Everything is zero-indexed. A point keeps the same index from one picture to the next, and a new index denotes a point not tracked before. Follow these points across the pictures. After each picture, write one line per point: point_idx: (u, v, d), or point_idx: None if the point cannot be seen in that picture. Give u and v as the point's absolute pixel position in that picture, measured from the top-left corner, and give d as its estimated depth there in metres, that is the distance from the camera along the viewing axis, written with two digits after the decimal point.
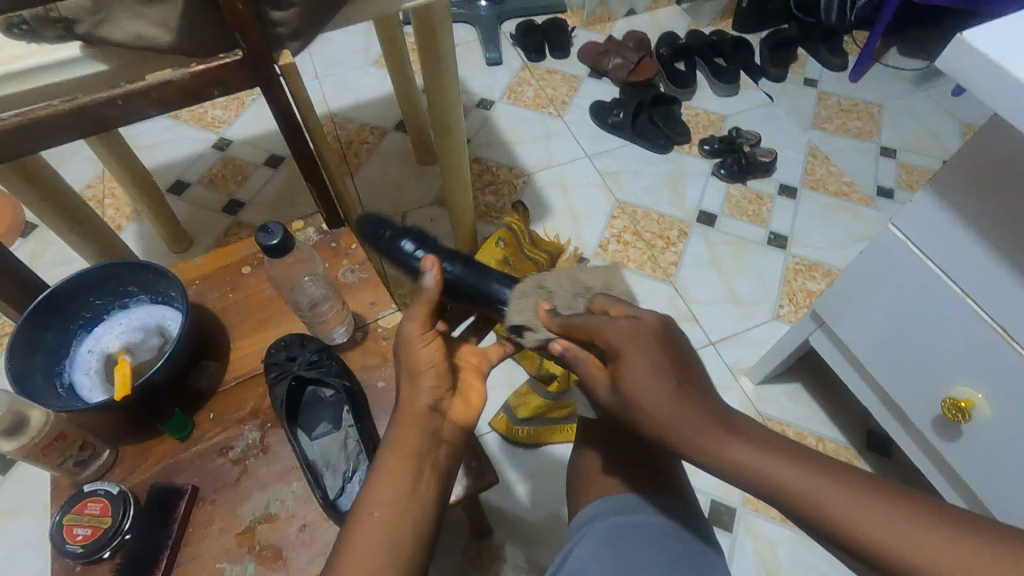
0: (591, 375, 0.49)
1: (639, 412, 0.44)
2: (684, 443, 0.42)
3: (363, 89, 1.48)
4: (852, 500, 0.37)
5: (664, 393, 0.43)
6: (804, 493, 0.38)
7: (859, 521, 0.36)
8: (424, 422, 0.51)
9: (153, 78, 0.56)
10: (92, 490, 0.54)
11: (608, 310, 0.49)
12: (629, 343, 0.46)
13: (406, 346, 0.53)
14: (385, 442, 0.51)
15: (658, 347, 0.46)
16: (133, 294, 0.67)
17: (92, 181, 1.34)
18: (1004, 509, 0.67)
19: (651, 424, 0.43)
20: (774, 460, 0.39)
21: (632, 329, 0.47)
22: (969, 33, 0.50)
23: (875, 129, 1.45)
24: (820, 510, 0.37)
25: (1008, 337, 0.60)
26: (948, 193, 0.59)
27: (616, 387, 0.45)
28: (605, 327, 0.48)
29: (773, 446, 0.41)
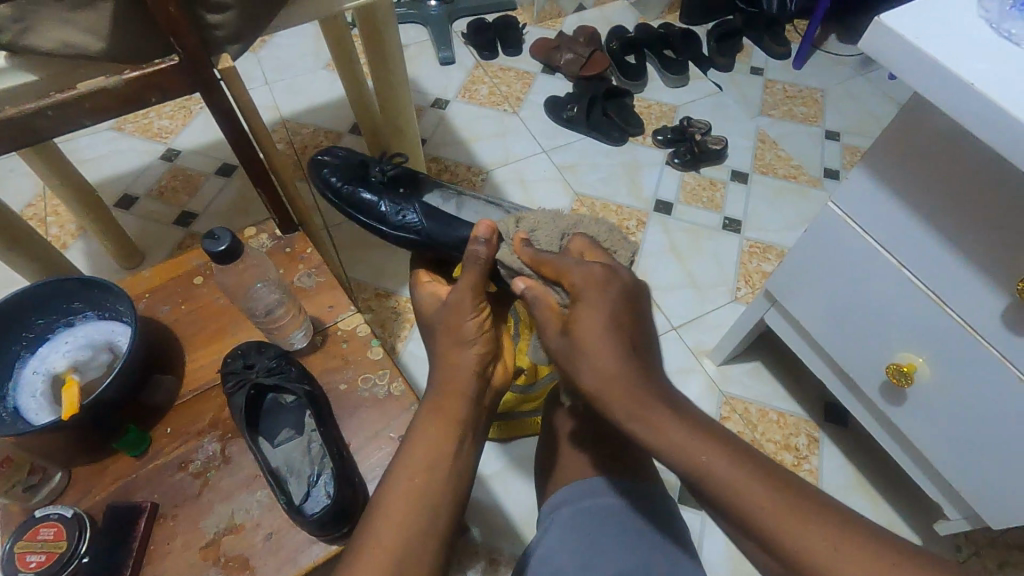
0: (547, 318, 0.54)
1: (582, 370, 0.48)
2: (620, 402, 0.46)
3: (315, 93, 1.46)
4: (757, 488, 0.41)
5: (616, 355, 0.48)
6: (738, 499, 0.41)
7: (749, 495, 0.41)
8: (468, 388, 0.53)
9: (84, 87, 0.54)
10: (45, 515, 0.52)
11: (608, 298, 0.51)
12: (593, 291, 0.51)
13: (455, 313, 0.55)
14: (425, 409, 0.52)
15: (613, 309, 0.50)
16: (78, 311, 0.65)
17: (33, 199, 1.29)
18: (948, 464, 0.71)
19: (588, 376, 0.48)
20: (698, 437, 0.44)
21: (591, 277, 0.53)
22: (885, 16, 0.53)
23: (819, 113, 1.51)
24: (723, 479, 0.42)
25: (940, 302, 0.63)
26: (878, 168, 0.62)
27: (569, 334, 0.50)
28: (574, 269, 0.54)
29: (702, 427, 0.45)
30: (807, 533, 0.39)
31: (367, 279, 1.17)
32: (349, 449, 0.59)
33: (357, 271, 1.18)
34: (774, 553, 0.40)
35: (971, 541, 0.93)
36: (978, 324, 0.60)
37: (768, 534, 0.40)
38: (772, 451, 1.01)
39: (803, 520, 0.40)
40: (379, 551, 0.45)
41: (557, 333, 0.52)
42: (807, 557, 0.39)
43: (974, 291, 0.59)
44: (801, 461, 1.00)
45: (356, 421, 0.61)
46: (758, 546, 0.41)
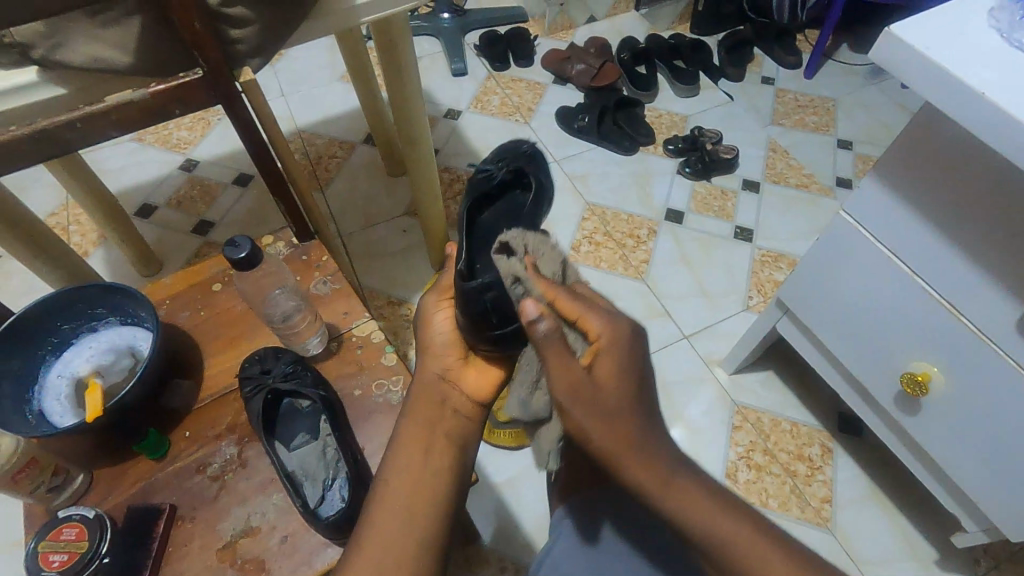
0: (561, 367, 0.43)
1: (595, 432, 0.43)
2: (640, 473, 0.44)
3: (330, 104, 1.49)
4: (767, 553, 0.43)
5: (629, 405, 0.43)
6: (749, 564, 0.43)
7: (757, 561, 0.43)
8: (433, 391, 0.55)
9: (112, 99, 0.56)
10: (68, 515, 0.53)
11: (626, 348, 0.44)
12: (616, 341, 0.44)
13: (428, 314, 0.60)
14: (404, 414, 0.55)
15: (634, 358, 0.45)
16: (102, 316, 0.66)
17: (55, 209, 1.32)
18: (962, 475, 0.71)
19: (608, 443, 0.43)
20: (711, 503, 0.45)
21: (613, 329, 0.45)
22: (897, 27, 0.53)
23: (831, 122, 1.51)
24: (750, 558, 0.43)
25: (954, 311, 0.63)
26: (890, 177, 0.62)
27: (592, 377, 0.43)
28: (594, 317, 0.45)
29: (714, 493, 0.46)
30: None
31: (380, 286, 1.19)
32: (363, 454, 0.59)
33: (370, 279, 1.20)
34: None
35: (990, 555, 0.92)
36: (994, 334, 0.60)
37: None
38: (785, 462, 1.00)
39: None
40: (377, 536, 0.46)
41: (575, 386, 0.43)
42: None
43: (989, 301, 0.59)
44: (815, 471, 0.99)
45: (370, 426, 0.62)
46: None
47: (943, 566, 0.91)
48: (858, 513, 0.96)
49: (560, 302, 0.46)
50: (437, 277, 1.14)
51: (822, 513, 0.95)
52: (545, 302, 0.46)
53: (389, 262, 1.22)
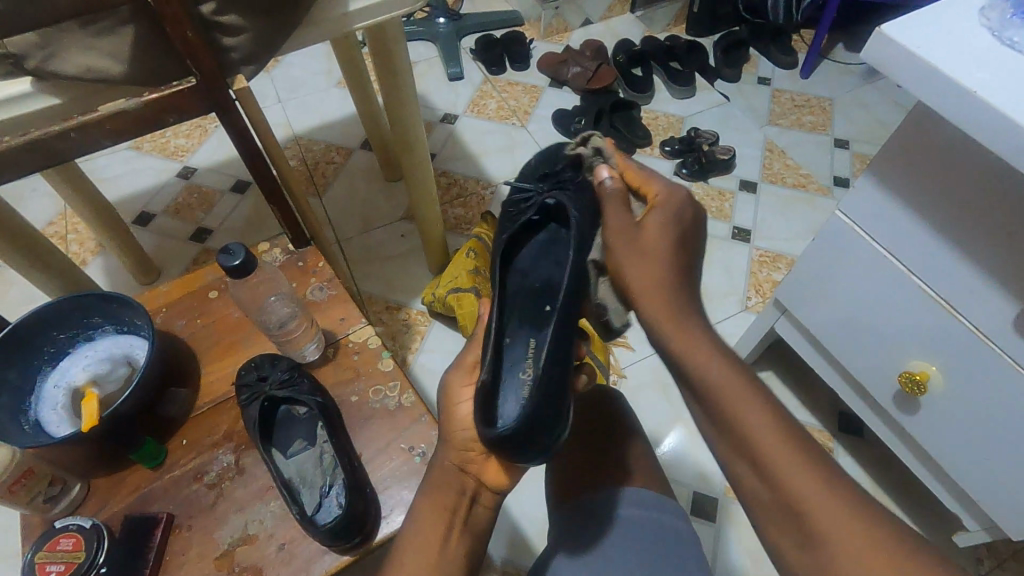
0: (617, 212, 0.58)
1: (631, 266, 0.55)
2: (662, 304, 0.52)
3: (327, 110, 1.49)
4: (767, 423, 0.45)
5: (667, 248, 0.55)
6: (744, 430, 0.45)
7: (757, 422, 0.45)
8: (453, 479, 0.54)
9: (106, 109, 0.56)
10: (65, 526, 0.53)
11: (675, 208, 0.57)
12: (669, 203, 0.57)
13: (451, 397, 0.58)
14: (422, 494, 0.54)
15: (679, 221, 0.56)
16: (98, 326, 0.66)
17: (53, 218, 1.32)
18: (962, 474, 0.71)
19: (637, 276, 0.54)
20: (716, 360, 0.48)
21: (671, 190, 0.59)
22: (888, 26, 0.53)
23: (827, 122, 1.51)
24: (737, 413, 0.45)
25: (950, 309, 0.63)
26: (885, 177, 0.62)
27: (638, 226, 0.56)
28: (657, 182, 0.59)
29: (724, 354, 0.49)
30: (785, 464, 0.43)
31: (378, 292, 1.19)
32: (360, 460, 0.59)
33: (368, 284, 1.20)
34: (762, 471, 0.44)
35: (993, 553, 0.92)
36: (990, 331, 0.60)
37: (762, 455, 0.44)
38: None
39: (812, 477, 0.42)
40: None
41: (621, 232, 0.56)
42: (797, 490, 0.42)
43: (984, 298, 0.59)
44: None
45: (368, 432, 0.62)
46: (745, 463, 0.45)
47: None
48: None
49: (626, 170, 0.62)
50: (434, 282, 1.14)
51: None
52: (620, 172, 0.63)
53: (387, 267, 1.22)
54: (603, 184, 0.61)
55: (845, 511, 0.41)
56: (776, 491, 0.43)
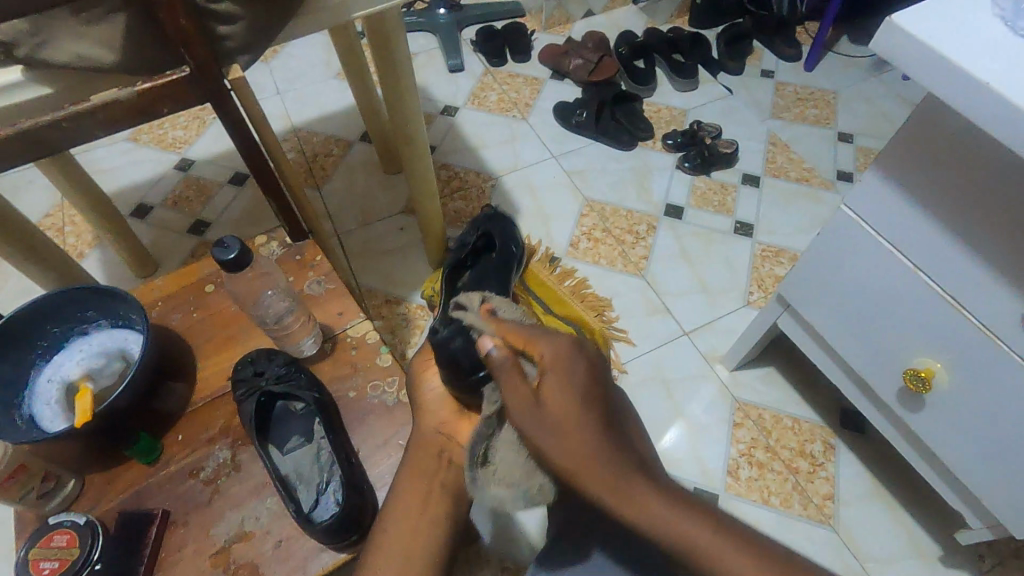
0: (514, 384, 0.47)
1: (545, 444, 0.45)
2: (590, 480, 0.45)
3: (326, 102, 1.47)
4: (728, 549, 0.43)
5: (580, 416, 0.46)
6: (721, 566, 0.43)
7: (716, 555, 0.43)
8: (433, 447, 0.58)
9: (98, 98, 0.55)
10: (59, 522, 0.52)
11: (572, 369, 0.48)
12: (560, 364, 0.48)
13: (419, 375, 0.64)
14: (400, 476, 0.56)
15: (577, 379, 0.48)
16: (92, 319, 0.65)
17: (50, 210, 1.31)
18: (965, 471, 0.70)
19: (557, 453, 0.45)
20: (669, 511, 0.45)
21: (562, 353, 0.49)
22: (897, 16, 0.52)
23: (831, 115, 1.49)
24: (712, 556, 0.43)
25: (958, 307, 0.62)
26: (891, 173, 0.61)
27: (540, 404, 0.46)
28: (541, 341, 0.50)
29: (673, 499, 0.46)
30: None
31: (378, 285, 1.18)
32: (357, 456, 0.59)
33: (368, 278, 1.19)
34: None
35: (995, 550, 0.91)
36: (998, 328, 0.59)
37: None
38: (787, 459, 0.99)
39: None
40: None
41: (525, 408, 0.46)
42: None
43: (993, 295, 0.58)
44: (818, 468, 0.99)
45: (365, 429, 0.61)
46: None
47: (947, 564, 0.90)
48: (861, 510, 0.95)
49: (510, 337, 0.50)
50: (433, 276, 1.13)
51: (824, 510, 0.95)
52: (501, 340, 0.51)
53: (387, 260, 1.21)
54: (487, 357, 0.48)
55: None
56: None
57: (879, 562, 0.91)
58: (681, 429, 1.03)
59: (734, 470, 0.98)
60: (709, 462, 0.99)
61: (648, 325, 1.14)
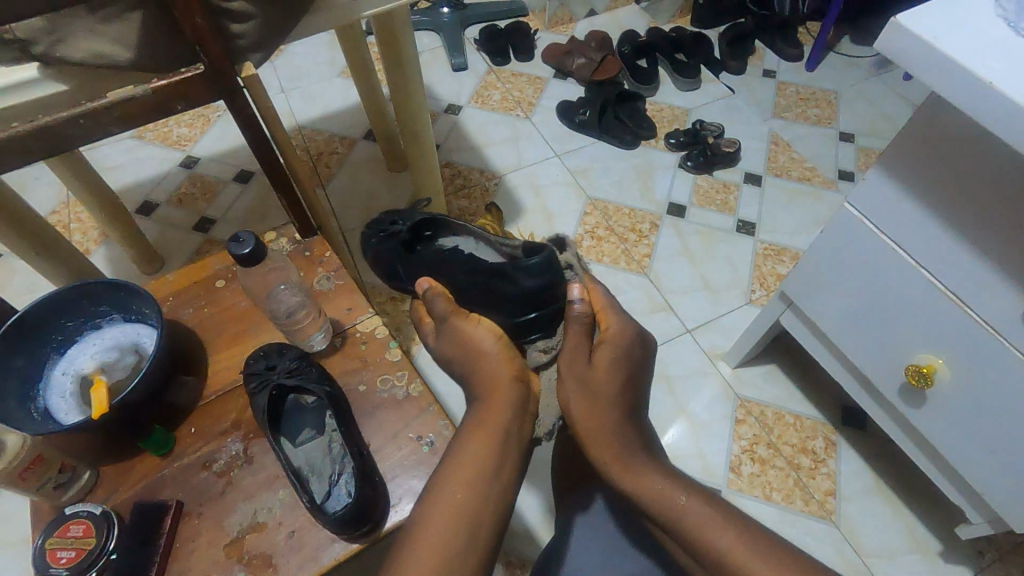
0: (579, 343, 0.62)
1: (577, 398, 0.59)
2: (603, 450, 0.57)
3: (330, 101, 1.48)
4: (705, 514, 0.52)
5: (613, 386, 0.60)
6: (692, 528, 0.51)
7: (689, 516, 0.52)
8: (510, 395, 0.59)
9: (114, 95, 0.56)
10: (75, 511, 0.53)
11: (621, 349, 0.63)
12: (615, 341, 0.63)
13: (459, 327, 0.64)
14: (472, 421, 0.57)
15: (627, 358, 0.63)
16: (105, 314, 0.66)
17: (57, 207, 1.32)
18: (966, 466, 0.71)
19: (580, 409, 0.59)
20: (664, 481, 0.55)
21: (624, 331, 0.64)
22: (902, 17, 0.52)
23: (833, 115, 1.50)
24: (687, 521, 0.52)
25: (961, 303, 0.62)
26: (894, 172, 0.62)
27: (591, 363, 0.61)
28: (612, 317, 0.65)
29: (667, 475, 0.56)
30: (751, 567, 0.47)
31: (383, 283, 1.19)
32: (369, 449, 0.59)
33: (373, 276, 1.19)
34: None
35: (994, 546, 0.92)
36: (1000, 325, 0.60)
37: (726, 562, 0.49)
38: (788, 455, 1.00)
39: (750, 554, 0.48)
40: (442, 510, 0.51)
41: (578, 361, 0.60)
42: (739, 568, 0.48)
43: (997, 292, 0.58)
44: (819, 464, 0.99)
45: (376, 422, 0.62)
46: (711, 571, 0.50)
47: (947, 558, 0.91)
48: (862, 506, 0.96)
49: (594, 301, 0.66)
50: None
51: (826, 506, 0.96)
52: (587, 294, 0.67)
53: None
54: (572, 302, 0.64)
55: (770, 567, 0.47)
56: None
57: (880, 557, 0.92)
58: (684, 425, 1.03)
59: (736, 466, 0.99)
60: (712, 457, 1.00)
61: (651, 322, 1.15)
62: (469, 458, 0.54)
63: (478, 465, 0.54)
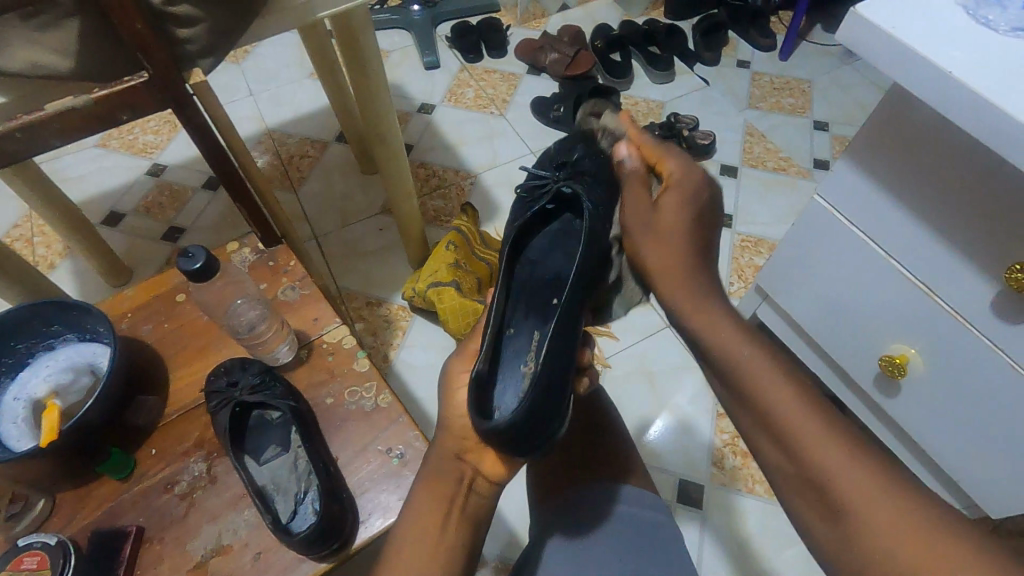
0: (638, 192, 0.56)
1: (648, 244, 0.53)
2: (674, 293, 0.50)
3: (300, 102, 1.45)
4: (789, 398, 0.41)
5: (680, 236, 0.52)
6: (777, 418, 0.40)
7: (774, 395, 0.41)
8: (449, 475, 0.51)
9: (55, 107, 0.53)
10: (28, 543, 0.51)
11: (688, 186, 0.54)
12: (682, 179, 0.55)
13: (449, 386, 0.56)
14: (416, 482, 0.52)
15: (698, 198, 0.54)
16: (58, 334, 0.64)
17: (18, 221, 1.28)
18: (945, 455, 0.71)
19: (654, 254, 0.52)
20: (749, 347, 0.45)
21: (685, 168, 0.57)
22: (861, 7, 0.52)
23: (807, 104, 1.50)
24: (766, 398, 0.42)
25: (930, 293, 0.62)
26: (862, 163, 0.61)
27: (655, 206, 0.54)
28: (670, 159, 0.57)
29: (755, 340, 0.45)
30: (825, 454, 0.38)
31: (358, 287, 1.17)
32: (336, 464, 0.58)
33: (347, 280, 1.18)
34: (791, 460, 0.39)
35: None
36: (969, 314, 0.59)
37: (794, 438, 0.39)
38: None
39: (844, 455, 0.38)
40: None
41: (641, 213, 0.54)
42: (823, 466, 0.38)
43: (964, 281, 0.58)
44: None
45: (344, 435, 0.60)
46: (772, 447, 0.41)
47: None
48: None
49: (646, 149, 0.60)
50: (415, 276, 1.12)
51: None
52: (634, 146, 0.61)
53: (366, 262, 1.20)
54: (621, 163, 0.60)
55: (872, 480, 0.37)
56: (806, 475, 0.39)
57: None
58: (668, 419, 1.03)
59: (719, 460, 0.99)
60: (695, 453, 1.00)
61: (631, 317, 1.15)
62: (419, 515, 0.49)
63: (425, 535, 0.48)
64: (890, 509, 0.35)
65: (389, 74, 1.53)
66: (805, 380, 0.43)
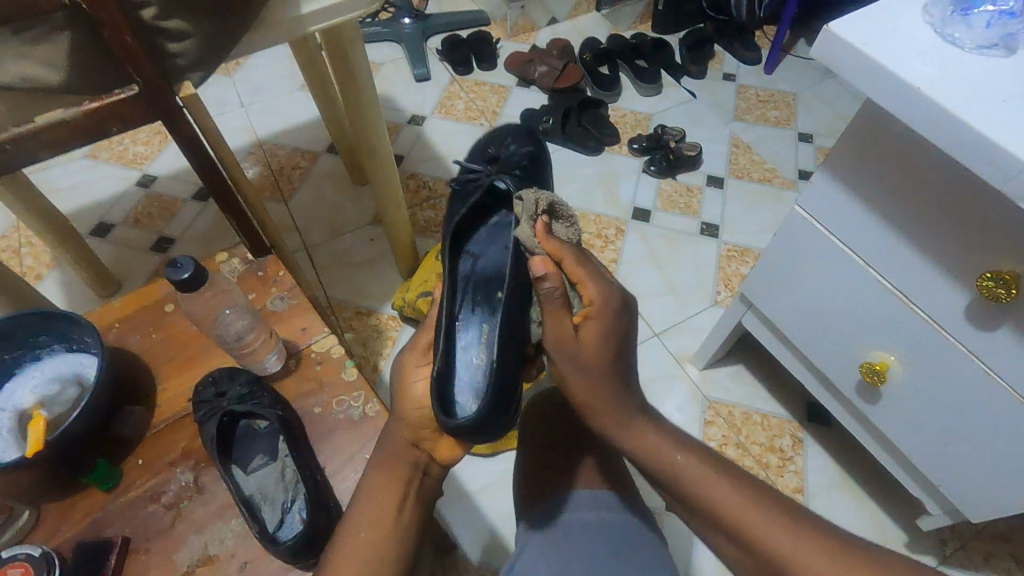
0: (558, 322, 0.54)
1: (573, 373, 0.55)
2: (599, 417, 0.56)
3: (291, 113, 1.46)
4: (713, 478, 0.52)
5: (603, 368, 0.55)
6: (702, 492, 0.52)
7: (698, 479, 0.53)
8: (404, 463, 0.54)
9: (43, 120, 0.54)
10: (12, 555, 0.50)
11: (605, 319, 0.54)
12: (603, 312, 0.55)
13: (404, 374, 0.60)
14: (372, 466, 0.54)
15: (615, 331, 0.55)
16: (44, 345, 0.64)
17: (5, 232, 1.27)
18: (923, 460, 0.72)
19: (579, 388, 0.55)
20: (665, 444, 0.55)
21: (605, 296, 0.55)
22: (834, 25, 0.53)
23: (791, 117, 1.53)
24: (697, 484, 0.52)
25: (906, 301, 0.64)
26: (840, 174, 0.63)
27: (579, 343, 0.54)
28: (589, 283, 0.55)
29: (668, 434, 0.56)
30: (754, 524, 0.49)
31: (348, 297, 1.17)
32: (324, 473, 0.58)
33: (337, 290, 1.18)
34: (723, 530, 0.51)
35: (957, 535, 0.94)
36: (944, 322, 0.61)
37: (727, 521, 0.51)
38: (757, 454, 1.01)
39: (762, 514, 0.50)
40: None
41: (564, 343, 0.54)
42: (754, 536, 0.49)
43: (939, 289, 0.60)
44: (787, 462, 1.00)
45: (331, 444, 0.60)
46: (727, 538, 0.51)
47: (913, 548, 0.93)
48: (829, 501, 0.97)
49: (566, 264, 0.56)
50: (405, 286, 1.13)
51: None
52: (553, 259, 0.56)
53: (357, 271, 1.21)
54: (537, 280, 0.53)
55: (788, 530, 0.49)
56: (762, 559, 0.49)
57: None
58: None
59: None
60: None
61: None
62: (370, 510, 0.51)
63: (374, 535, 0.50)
64: (828, 564, 0.46)
65: (380, 87, 1.54)
66: (722, 462, 0.55)
